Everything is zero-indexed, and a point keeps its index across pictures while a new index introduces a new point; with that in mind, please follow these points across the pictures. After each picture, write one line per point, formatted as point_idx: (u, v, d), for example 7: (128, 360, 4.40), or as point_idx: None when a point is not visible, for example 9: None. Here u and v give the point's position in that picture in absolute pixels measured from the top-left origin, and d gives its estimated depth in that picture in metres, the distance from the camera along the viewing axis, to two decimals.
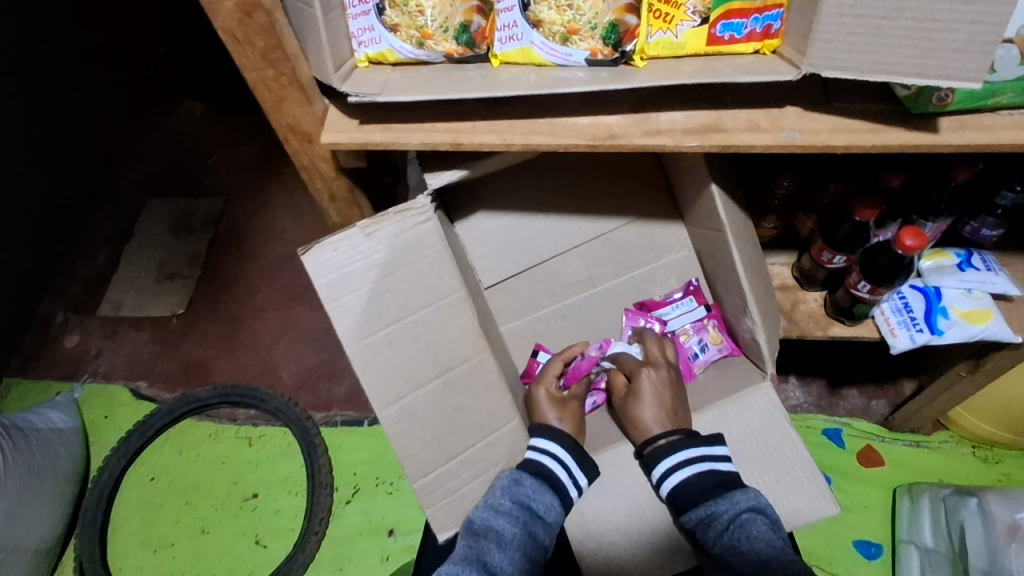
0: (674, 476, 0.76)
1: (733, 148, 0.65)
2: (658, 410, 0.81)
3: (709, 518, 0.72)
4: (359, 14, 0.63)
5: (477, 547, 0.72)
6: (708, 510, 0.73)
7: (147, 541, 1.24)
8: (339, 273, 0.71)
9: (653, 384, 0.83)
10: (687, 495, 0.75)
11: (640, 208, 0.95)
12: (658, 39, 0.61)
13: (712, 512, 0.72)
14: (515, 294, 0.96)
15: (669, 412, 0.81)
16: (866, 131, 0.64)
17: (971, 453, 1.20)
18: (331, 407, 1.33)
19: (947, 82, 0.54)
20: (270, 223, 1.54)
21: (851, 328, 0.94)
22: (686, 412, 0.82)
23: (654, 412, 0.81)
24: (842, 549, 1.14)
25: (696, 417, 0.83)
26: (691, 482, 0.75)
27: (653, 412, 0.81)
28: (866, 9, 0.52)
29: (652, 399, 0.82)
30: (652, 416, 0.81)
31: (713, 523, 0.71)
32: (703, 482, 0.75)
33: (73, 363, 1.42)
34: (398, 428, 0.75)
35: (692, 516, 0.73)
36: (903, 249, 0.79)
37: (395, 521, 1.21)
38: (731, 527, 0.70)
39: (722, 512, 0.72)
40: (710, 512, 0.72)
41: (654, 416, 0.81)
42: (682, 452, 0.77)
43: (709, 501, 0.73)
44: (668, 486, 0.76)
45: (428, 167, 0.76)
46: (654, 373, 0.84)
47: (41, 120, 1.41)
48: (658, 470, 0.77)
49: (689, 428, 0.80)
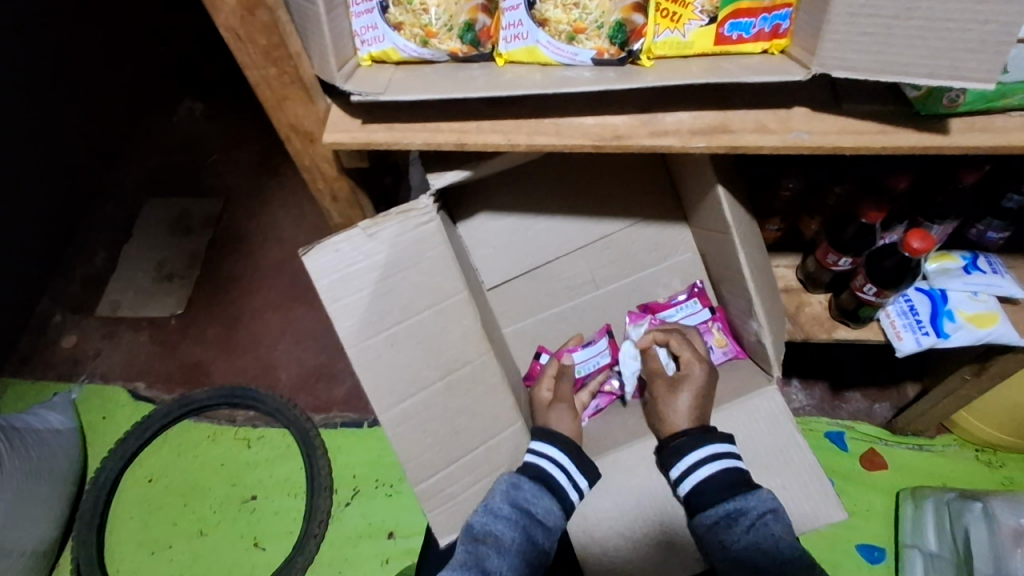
0: (700, 471, 0.74)
1: (740, 149, 0.64)
2: (697, 405, 0.79)
3: (736, 513, 0.72)
4: (363, 12, 0.63)
5: (477, 552, 0.73)
6: (736, 505, 0.73)
7: (144, 544, 1.23)
8: (340, 274, 0.70)
9: (705, 381, 0.81)
10: (713, 491, 0.74)
11: (644, 210, 0.94)
12: (665, 39, 0.60)
13: (740, 508, 0.72)
14: (518, 295, 0.95)
15: (706, 411, 0.80)
16: (875, 133, 0.63)
17: (974, 457, 1.20)
18: (331, 408, 1.32)
19: (960, 83, 0.53)
20: (270, 223, 1.53)
21: (855, 331, 0.93)
22: (713, 408, 0.81)
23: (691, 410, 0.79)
24: (844, 553, 1.13)
25: (717, 413, 0.81)
26: (716, 478, 0.74)
27: (693, 407, 0.79)
28: (877, 8, 0.51)
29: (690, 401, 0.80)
30: (689, 408, 0.79)
31: (740, 519, 0.72)
32: (728, 478, 0.74)
33: (71, 363, 1.41)
34: (400, 432, 0.74)
35: (718, 511, 0.73)
36: (909, 251, 0.77)
37: (395, 524, 1.20)
38: (757, 526, 0.71)
39: (750, 509, 0.72)
40: (738, 507, 0.73)
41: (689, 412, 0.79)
42: (710, 447, 0.76)
43: (737, 497, 0.73)
44: (693, 479, 0.75)
45: (430, 168, 0.75)
46: (707, 373, 0.82)
47: (40, 119, 1.40)
48: (684, 462, 0.75)
49: (709, 425, 0.79)
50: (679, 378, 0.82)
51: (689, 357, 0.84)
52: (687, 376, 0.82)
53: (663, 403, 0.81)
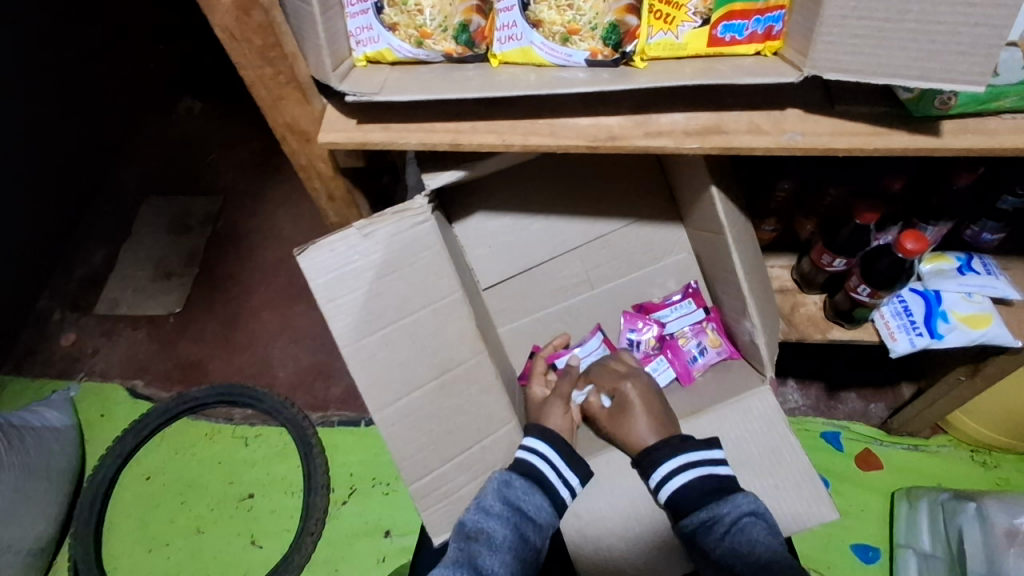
0: (674, 481, 0.75)
1: (734, 150, 0.65)
2: (648, 415, 0.80)
3: (710, 521, 0.72)
4: (358, 13, 0.63)
5: (469, 549, 0.72)
6: (710, 513, 0.73)
7: (142, 541, 1.23)
8: (334, 275, 0.71)
9: (638, 391, 0.83)
10: (690, 498, 0.74)
11: (640, 210, 0.94)
12: (659, 40, 0.61)
13: (715, 515, 0.72)
14: (515, 295, 0.96)
15: (665, 420, 0.81)
16: (867, 135, 0.63)
17: (969, 457, 1.20)
18: (328, 407, 1.32)
19: (951, 85, 0.53)
20: (268, 222, 1.53)
21: (850, 331, 0.94)
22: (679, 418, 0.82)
23: (649, 422, 0.80)
24: (839, 552, 1.13)
25: (688, 421, 0.82)
26: (693, 486, 0.75)
27: (644, 420, 0.80)
28: (869, 11, 0.51)
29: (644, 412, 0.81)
30: (647, 424, 0.80)
31: (716, 526, 0.72)
32: (705, 486, 0.75)
33: (69, 362, 1.42)
34: (395, 431, 0.75)
35: (694, 519, 0.73)
36: (903, 253, 0.78)
37: (391, 522, 1.20)
38: (733, 531, 0.71)
39: (725, 514, 0.72)
40: (713, 515, 0.73)
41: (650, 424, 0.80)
42: (682, 456, 0.76)
43: (712, 504, 0.73)
44: (667, 490, 0.75)
45: (426, 168, 0.76)
46: (635, 381, 0.84)
47: (39, 117, 1.41)
48: (657, 474, 0.76)
49: (679, 434, 0.80)
50: (618, 406, 0.83)
51: (612, 380, 0.86)
52: (623, 400, 0.83)
53: (620, 435, 0.81)
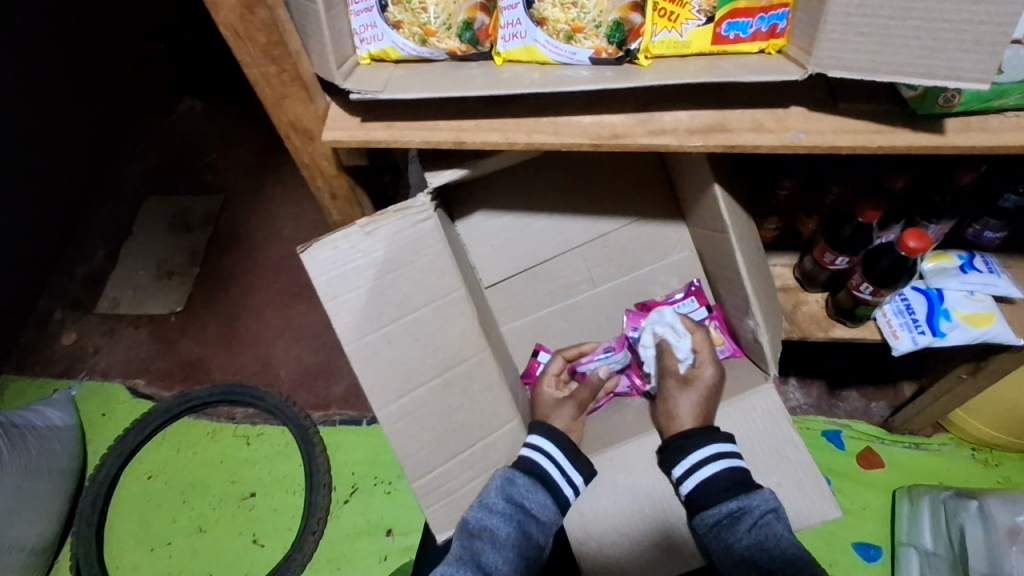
0: (705, 468, 0.75)
1: (737, 149, 0.65)
2: (703, 405, 0.79)
3: (738, 512, 0.73)
4: (362, 11, 0.63)
5: (472, 547, 0.73)
6: (738, 504, 0.73)
7: (143, 540, 1.23)
8: (338, 272, 0.71)
9: (714, 383, 0.81)
10: (718, 489, 0.74)
11: (641, 209, 0.94)
12: (663, 38, 0.61)
13: (744, 507, 0.73)
14: (517, 294, 0.96)
15: (710, 412, 0.80)
16: (871, 132, 0.63)
17: (971, 456, 1.20)
18: (329, 406, 1.32)
19: (956, 83, 0.53)
20: (270, 221, 1.53)
21: (853, 329, 0.94)
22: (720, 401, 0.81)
23: (697, 408, 0.79)
24: (840, 551, 1.13)
25: (721, 409, 0.81)
26: (721, 477, 0.75)
27: (699, 408, 0.79)
28: (873, 9, 0.51)
29: (696, 398, 0.80)
30: (691, 409, 0.79)
31: (744, 518, 0.72)
32: (733, 477, 0.75)
33: (70, 360, 1.42)
34: (397, 428, 0.75)
35: (720, 510, 0.73)
36: (906, 250, 0.78)
37: (393, 521, 1.20)
38: (760, 525, 0.72)
39: (753, 507, 0.73)
40: (742, 506, 0.73)
41: (694, 411, 0.79)
42: (713, 445, 0.76)
43: (739, 497, 0.74)
44: (696, 478, 0.75)
45: (428, 166, 0.76)
46: (718, 377, 0.82)
47: (40, 115, 1.41)
48: (686, 462, 0.76)
49: (714, 425, 0.79)
50: (691, 377, 0.82)
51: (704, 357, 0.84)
52: (699, 377, 0.82)
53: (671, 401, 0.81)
